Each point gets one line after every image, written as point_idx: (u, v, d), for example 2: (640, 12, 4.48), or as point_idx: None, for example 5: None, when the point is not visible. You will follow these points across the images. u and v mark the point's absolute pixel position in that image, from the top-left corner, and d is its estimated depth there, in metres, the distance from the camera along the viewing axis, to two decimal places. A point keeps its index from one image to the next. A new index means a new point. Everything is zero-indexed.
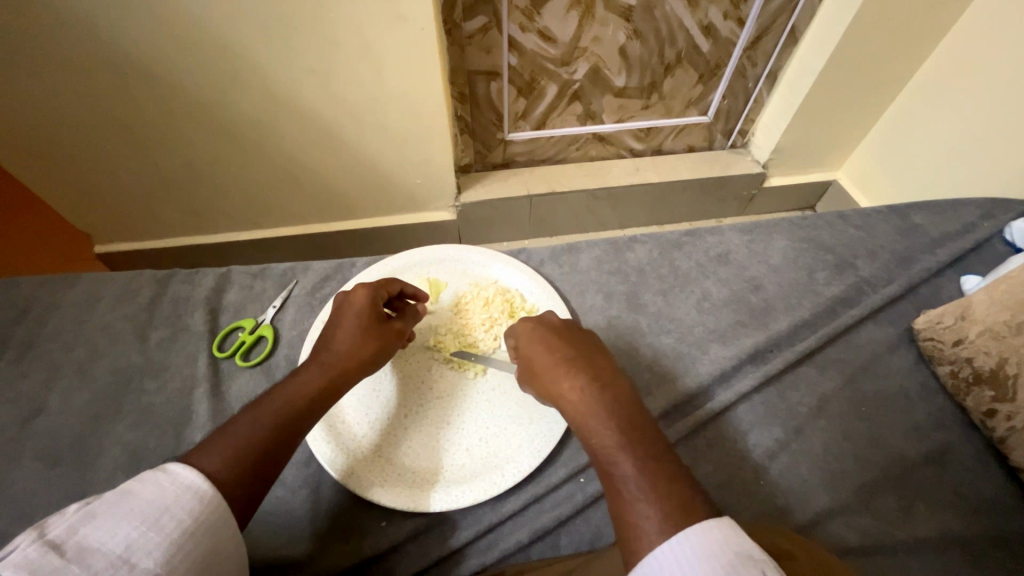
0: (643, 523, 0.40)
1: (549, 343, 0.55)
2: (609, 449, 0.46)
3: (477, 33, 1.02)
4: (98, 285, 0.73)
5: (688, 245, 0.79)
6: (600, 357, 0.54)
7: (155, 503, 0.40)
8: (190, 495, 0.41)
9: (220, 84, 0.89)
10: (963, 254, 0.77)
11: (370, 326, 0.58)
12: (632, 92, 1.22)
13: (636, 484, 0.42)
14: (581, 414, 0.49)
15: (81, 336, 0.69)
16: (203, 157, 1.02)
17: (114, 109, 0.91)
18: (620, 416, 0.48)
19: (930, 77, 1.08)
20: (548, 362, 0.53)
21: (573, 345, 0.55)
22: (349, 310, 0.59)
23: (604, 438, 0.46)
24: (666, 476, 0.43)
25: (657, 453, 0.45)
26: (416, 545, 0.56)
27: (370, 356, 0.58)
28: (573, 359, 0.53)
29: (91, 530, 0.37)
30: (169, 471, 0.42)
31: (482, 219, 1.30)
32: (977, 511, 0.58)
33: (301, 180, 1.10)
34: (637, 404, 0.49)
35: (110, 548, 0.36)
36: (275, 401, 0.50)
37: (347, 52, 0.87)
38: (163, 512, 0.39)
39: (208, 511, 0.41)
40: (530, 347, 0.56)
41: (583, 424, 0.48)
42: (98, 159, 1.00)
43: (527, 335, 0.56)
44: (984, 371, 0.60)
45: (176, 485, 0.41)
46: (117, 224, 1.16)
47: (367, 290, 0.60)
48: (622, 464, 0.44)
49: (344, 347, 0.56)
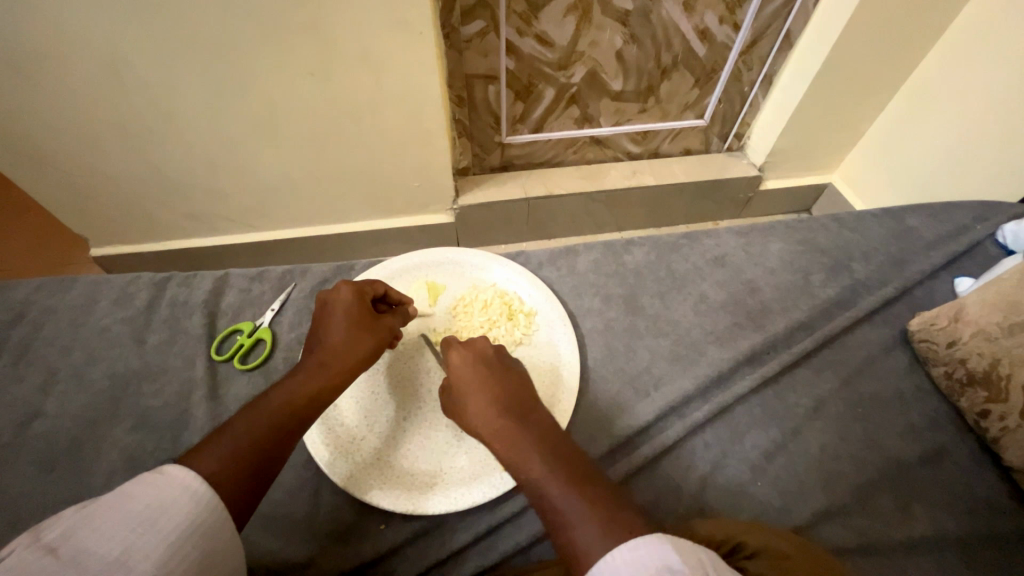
0: (584, 542, 0.41)
1: (474, 374, 0.55)
2: (539, 479, 0.46)
3: (475, 37, 1.03)
4: (95, 289, 0.73)
5: (685, 247, 0.80)
6: (522, 388, 0.55)
7: (152, 505, 0.39)
8: (187, 497, 0.41)
9: (220, 88, 0.89)
10: (957, 256, 0.78)
11: (362, 326, 0.58)
12: (629, 96, 1.22)
13: (568, 507, 0.43)
14: (506, 447, 0.49)
15: (78, 339, 0.69)
16: (201, 160, 1.02)
17: (112, 113, 0.91)
18: (546, 443, 0.48)
19: (924, 81, 1.09)
20: (474, 393, 0.53)
21: (495, 375, 0.55)
22: (338, 311, 0.59)
23: (532, 465, 0.47)
24: (596, 497, 0.44)
25: (584, 478, 0.46)
26: (414, 548, 0.56)
27: (364, 356, 0.57)
28: (499, 391, 0.53)
29: (87, 532, 0.37)
30: (166, 472, 0.42)
31: (480, 222, 1.30)
32: (972, 511, 0.59)
33: (298, 183, 1.10)
34: (559, 433, 0.50)
35: (106, 551, 0.36)
36: (272, 402, 0.50)
37: (346, 56, 0.87)
38: (159, 513, 0.39)
39: (204, 513, 0.41)
40: (457, 378, 0.55)
41: (509, 455, 0.48)
42: (95, 163, 1.00)
43: (455, 366, 0.56)
44: (977, 372, 0.61)
45: (173, 487, 0.41)
46: (113, 227, 1.15)
47: (351, 287, 0.60)
48: (552, 494, 0.44)
49: (336, 348, 0.56)
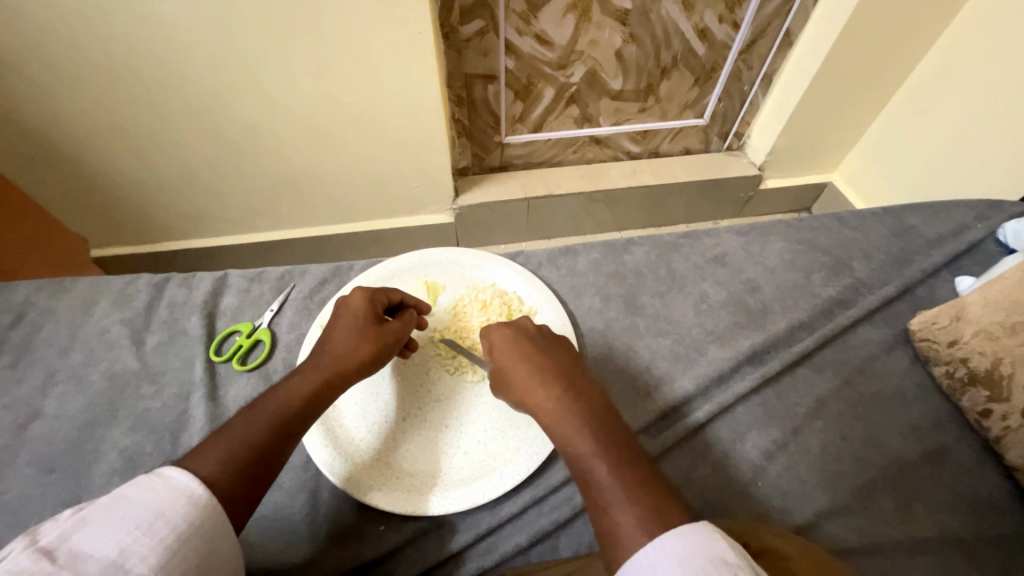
0: (624, 529, 0.40)
1: (521, 350, 0.54)
2: (585, 457, 0.45)
3: (474, 37, 1.02)
4: (94, 290, 0.73)
5: (685, 247, 0.80)
6: (571, 363, 0.54)
7: (150, 507, 0.39)
8: (185, 499, 0.41)
9: (218, 88, 0.89)
10: (958, 255, 0.78)
11: (366, 330, 0.58)
12: (628, 95, 1.22)
13: (613, 491, 0.43)
14: (555, 423, 0.48)
15: (76, 340, 0.69)
16: (200, 161, 1.02)
17: (111, 114, 0.91)
18: (595, 423, 0.47)
19: (924, 79, 1.09)
20: (523, 370, 0.52)
21: (546, 352, 0.54)
22: (348, 313, 0.59)
23: (580, 445, 0.46)
24: (643, 482, 0.43)
25: (633, 461, 0.45)
26: (414, 550, 0.56)
27: (365, 360, 0.57)
28: (547, 367, 0.52)
29: (84, 535, 0.36)
30: (164, 475, 0.42)
31: (480, 222, 1.30)
32: (974, 510, 0.58)
33: (297, 183, 1.10)
34: (609, 410, 0.49)
35: (103, 554, 0.36)
36: (270, 403, 0.50)
37: (346, 57, 0.87)
38: (157, 516, 0.39)
39: (203, 515, 0.41)
40: (501, 354, 0.55)
41: (558, 433, 0.48)
42: (94, 164, 1.00)
43: (497, 341, 0.55)
44: (979, 371, 0.60)
45: (171, 490, 0.41)
46: (112, 228, 1.15)
47: (364, 292, 0.60)
48: (600, 474, 0.44)
49: (338, 350, 0.56)
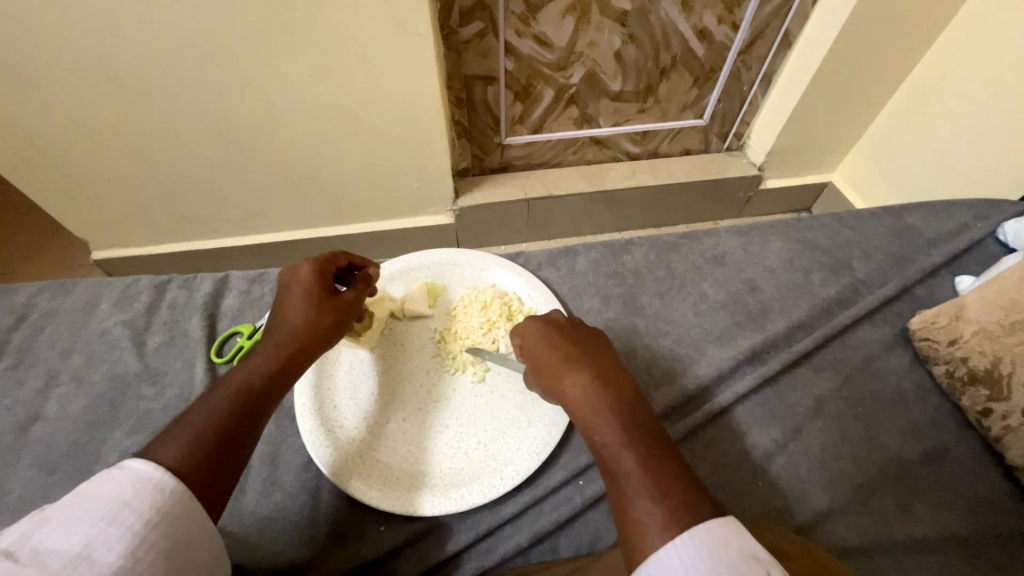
0: (648, 522, 0.40)
1: (556, 338, 0.54)
2: (616, 448, 0.45)
3: (473, 38, 1.03)
4: (97, 291, 0.74)
5: (684, 247, 0.80)
6: (609, 355, 0.53)
7: (113, 499, 0.39)
8: (149, 488, 0.41)
9: (219, 90, 0.90)
10: (958, 254, 0.78)
11: (318, 301, 0.58)
12: (628, 96, 1.22)
13: (640, 483, 0.42)
14: (586, 412, 0.48)
15: (78, 342, 0.69)
16: (202, 163, 1.02)
17: (114, 116, 0.92)
18: (626, 414, 0.47)
19: (925, 79, 1.09)
20: (555, 359, 0.52)
21: (579, 342, 0.54)
22: (293, 284, 0.58)
23: (608, 435, 0.46)
24: (671, 477, 0.43)
25: (663, 455, 0.44)
26: (415, 550, 0.56)
27: (319, 331, 0.57)
28: (580, 355, 0.52)
29: (46, 533, 0.36)
30: (125, 467, 0.42)
31: (480, 222, 1.30)
32: (976, 510, 0.58)
33: (298, 185, 1.10)
34: (643, 402, 0.49)
35: (68, 547, 0.36)
36: (223, 387, 0.49)
37: (347, 59, 0.88)
38: (121, 507, 0.39)
39: (170, 502, 0.41)
40: (537, 341, 0.55)
41: (587, 421, 0.48)
42: (96, 166, 1.00)
43: (534, 330, 0.56)
44: (979, 370, 0.60)
45: (133, 480, 0.41)
46: (114, 230, 1.16)
47: (311, 266, 0.60)
48: (627, 465, 0.44)
49: (290, 324, 0.56)
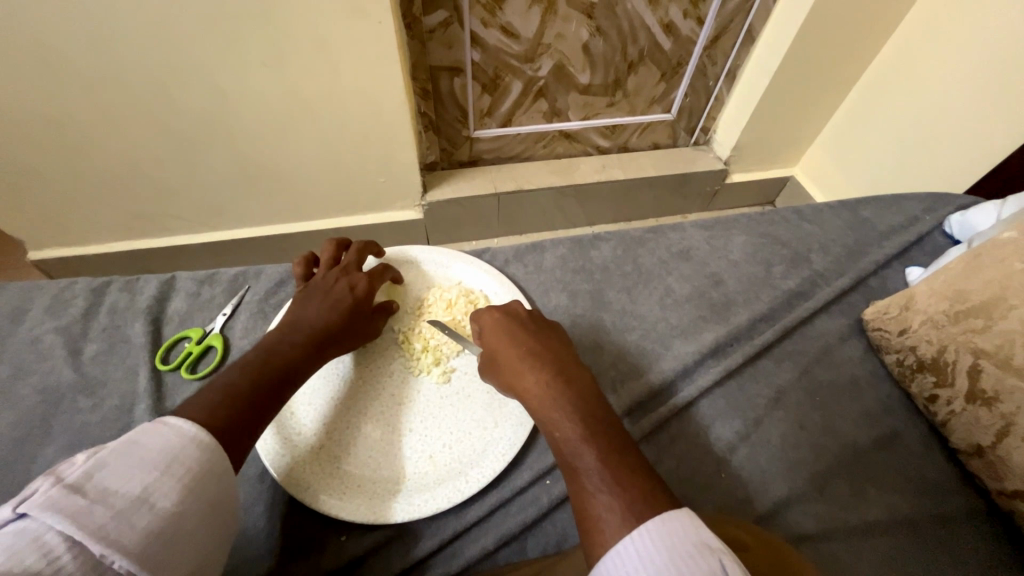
0: (608, 516, 0.40)
1: (519, 336, 0.55)
2: (574, 442, 0.45)
3: (438, 28, 1.00)
4: (27, 296, 0.68)
5: (651, 241, 0.80)
6: (567, 352, 0.54)
7: (164, 451, 0.40)
8: (195, 444, 0.42)
9: (164, 79, 0.84)
10: (908, 246, 0.81)
11: (359, 309, 0.61)
12: (596, 90, 1.22)
13: (599, 476, 0.43)
14: (546, 408, 0.48)
15: (4, 352, 0.64)
16: (149, 157, 0.96)
17: (46, 104, 0.85)
18: (584, 409, 0.48)
19: (879, 76, 1.12)
20: (516, 355, 0.53)
21: (539, 338, 0.55)
22: (344, 285, 0.62)
23: (567, 430, 0.46)
24: (628, 468, 0.43)
25: (621, 447, 0.45)
26: (377, 560, 0.54)
27: (347, 333, 0.60)
28: (540, 352, 0.53)
29: (107, 475, 0.37)
30: (172, 423, 0.42)
31: (450, 218, 1.28)
32: (924, 492, 0.61)
33: (256, 180, 1.05)
34: (600, 398, 0.50)
35: (128, 490, 0.37)
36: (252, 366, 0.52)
37: (302, 47, 0.83)
38: (173, 458, 0.40)
39: (213, 459, 0.42)
40: (496, 339, 0.55)
41: (546, 417, 0.48)
42: (29, 159, 0.93)
43: (493, 328, 0.56)
44: (926, 358, 0.62)
45: (181, 435, 0.42)
46: (53, 229, 1.08)
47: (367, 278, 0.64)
48: (586, 458, 0.44)
49: (324, 316, 0.58)
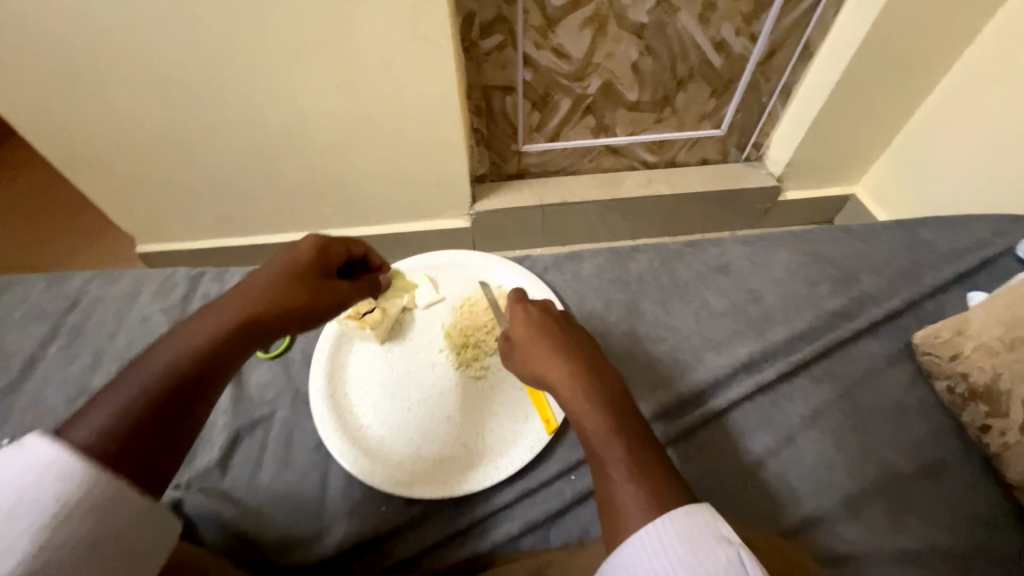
0: (631, 505, 0.42)
1: (546, 331, 0.56)
2: (602, 434, 0.47)
3: (494, 50, 1.08)
4: (140, 281, 0.81)
5: (689, 255, 0.82)
6: (594, 350, 0.56)
7: (11, 486, 0.35)
8: (52, 472, 0.36)
9: (257, 99, 0.97)
10: (971, 270, 0.77)
11: (309, 278, 0.56)
12: (644, 106, 1.25)
13: (624, 467, 0.45)
14: (575, 401, 0.50)
15: (122, 326, 0.76)
16: (239, 166, 1.10)
17: (163, 121, 1.00)
18: (611, 404, 0.49)
19: (950, 91, 1.07)
20: (545, 349, 0.54)
21: (568, 335, 0.56)
22: (288, 256, 0.56)
23: (595, 423, 0.48)
24: (651, 463, 0.45)
25: (646, 443, 0.47)
26: (412, 531, 0.60)
27: (289, 315, 0.54)
28: (570, 348, 0.54)
29: None
30: (25, 446, 0.37)
31: (496, 227, 1.34)
32: (974, 526, 0.58)
33: (326, 188, 1.17)
34: (625, 392, 0.51)
35: None
36: (169, 355, 0.46)
37: (373, 70, 0.94)
38: (22, 494, 0.35)
39: (75, 485, 0.37)
40: (527, 334, 0.57)
41: (574, 410, 0.50)
42: (147, 167, 1.10)
43: (524, 323, 0.58)
44: (978, 386, 0.60)
45: (34, 465, 0.36)
46: (158, 227, 1.26)
47: (314, 245, 0.58)
48: (612, 450, 0.46)
49: (265, 295, 0.53)
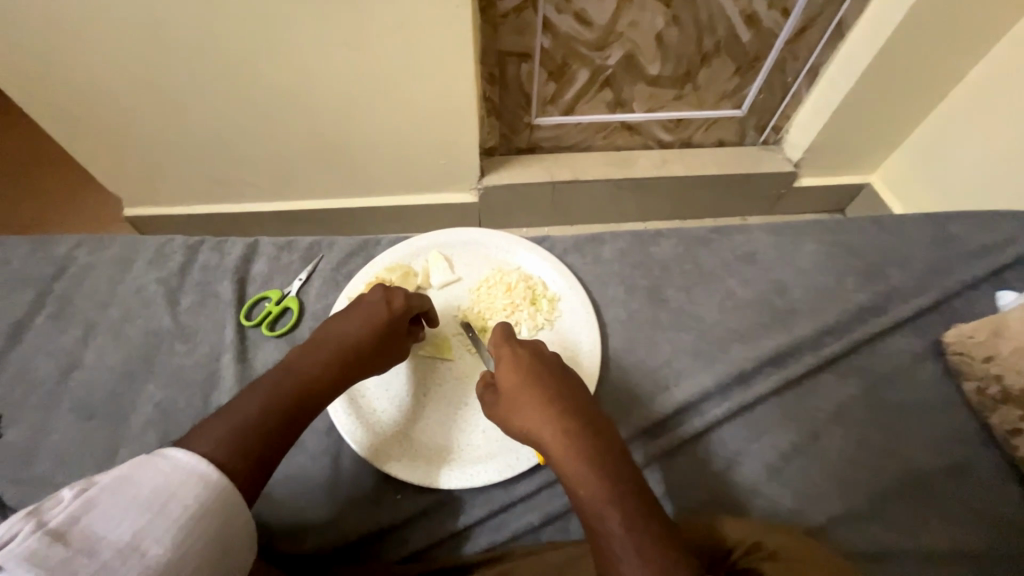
0: None
1: (534, 382, 0.51)
2: (597, 505, 0.44)
3: (511, 13, 1.00)
4: (131, 249, 0.75)
5: (715, 242, 0.78)
6: (585, 399, 0.51)
7: (158, 489, 0.39)
8: (194, 480, 0.41)
9: (253, 55, 0.89)
10: (1002, 268, 0.75)
11: (395, 328, 0.58)
12: (665, 82, 1.19)
13: (624, 544, 0.41)
14: (565, 463, 0.46)
15: (115, 296, 0.71)
16: (232, 126, 1.03)
17: (151, 74, 0.92)
18: (606, 467, 0.45)
19: (982, 80, 1.02)
20: (532, 401, 0.50)
21: (557, 381, 0.51)
22: (382, 301, 0.59)
23: (589, 491, 0.44)
24: (653, 538, 0.42)
25: (647, 511, 0.43)
26: (429, 520, 0.58)
27: (376, 355, 0.57)
28: (559, 399, 0.50)
29: (95, 518, 0.37)
30: (168, 456, 0.42)
31: (504, 203, 1.29)
32: (994, 528, 0.57)
33: (326, 155, 1.10)
34: (619, 450, 0.47)
35: (116, 538, 0.36)
36: (271, 390, 0.50)
37: (382, 28, 0.86)
38: (168, 497, 0.39)
39: (215, 496, 0.41)
40: (512, 381, 0.52)
41: (566, 473, 0.46)
42: (135, 125, 1.02)
43: (509, 368, 0.53)
44: (1013, 390, 0.59)
45: (177, 470, 0.41)
46: (148, 189, 1.18)
47: (404, 300, 0.60)
48: (610, 522, 0.42)
49: (356, 336, 0.56)
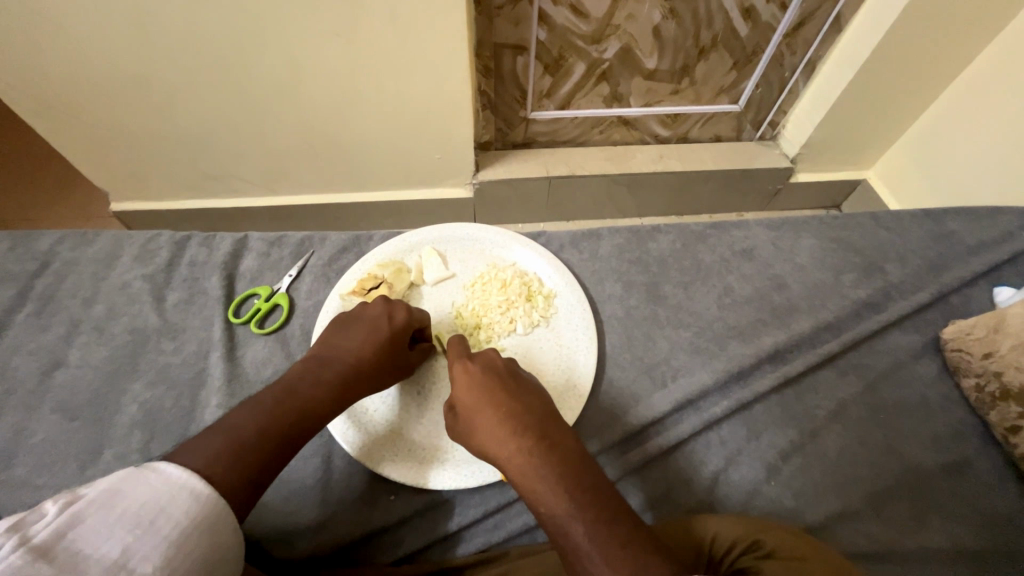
0: None
1: (487, 395, 0.49)
2: (561, 518, 0.42)
3: (507, 4, 0.98)
4: (115, 245, 0.73)
5: (712, 238, 0.77)
6: (545, 409, 0.49)
7: (148, 503, 0.38)
8: (185, 495, 0.39)
9: (240, 46, 0.87)
10: (998, 264, 0.74)
11: (395, 343, 0.58)
12: (662, 75, 1.17)
13: (590, 556, 0.40)
14: (527, 480, 0.45)
15: (99, 292, 0.69)
16: (221, 119, 1.00)
17: (135, 65, 0.89)
18: (569, 478, 0.44)
19: (980, 75, 1.01)
20: (490, 418, 0.48)
21: (514, 393, 0.49)
22: (382, 314, 0.58)
23: (553, 506, 0.43)
24: (620, 543, 0.41)
25: (613, 516, 0.42)
26: (423, 521, 0.57)
27: (377, 371, 0.56)
28: (517, 412, 0.48)
29: (82, 533, 0.35)
30: (159, 469, 0.40)
31: (500, 199, 1.28)
32: (993, 526, 0.57)
33: (318, 148, 1.08)
34: (581, 456, 0.46)
35: (104, 553, 0.34)
36: (267, 406, 0.48)
37: (372, 18, 0.84)
38: (158, 512, 0.37)
39: (205, 509, 0.39)
40: (467, 398, 0.50)
41: (528, 490, 0.45)
42: (120, 117, 0.99)
43: (464, 384, 0.51)
44: (1012, 387, 0.58)
45: (168, 484, 0.39)
46: (136, 183, 1.16)
47: (406, 315, 0.59)
48: (575, 535, 0.41)
49: (357, 352, 0.55)
